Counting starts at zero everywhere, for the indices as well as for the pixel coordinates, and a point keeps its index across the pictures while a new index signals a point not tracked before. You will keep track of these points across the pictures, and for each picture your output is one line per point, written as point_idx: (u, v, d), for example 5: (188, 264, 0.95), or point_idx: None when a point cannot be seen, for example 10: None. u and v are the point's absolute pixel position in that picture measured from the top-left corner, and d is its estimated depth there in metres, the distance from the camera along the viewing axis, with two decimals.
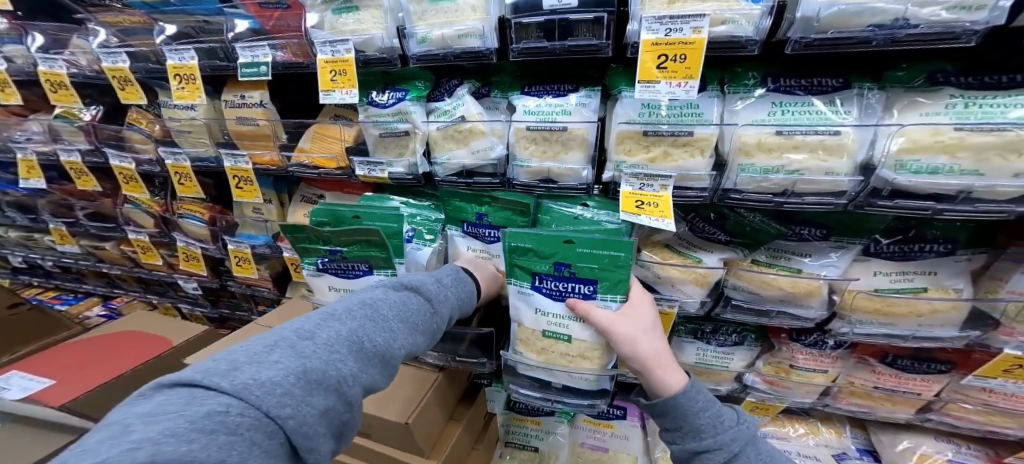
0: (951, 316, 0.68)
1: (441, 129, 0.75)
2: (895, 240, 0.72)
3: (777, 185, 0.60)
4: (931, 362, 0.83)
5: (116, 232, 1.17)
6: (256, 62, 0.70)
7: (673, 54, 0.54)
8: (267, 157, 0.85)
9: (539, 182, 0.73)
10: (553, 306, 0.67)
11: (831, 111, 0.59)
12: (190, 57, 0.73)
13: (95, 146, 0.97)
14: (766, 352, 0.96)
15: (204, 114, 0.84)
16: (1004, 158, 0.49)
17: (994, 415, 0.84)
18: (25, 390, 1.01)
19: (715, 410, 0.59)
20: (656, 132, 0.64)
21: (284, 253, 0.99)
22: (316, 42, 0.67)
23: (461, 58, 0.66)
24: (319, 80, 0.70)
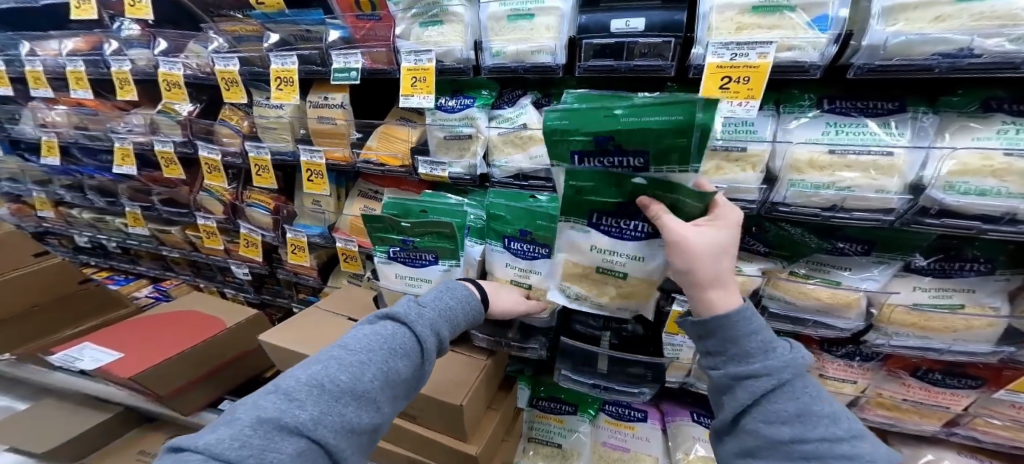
0: (986, 332, 0.71)
1: (502, 135, 0.82)
2: (936, 258, 0.76)
3: (827, 200, 0.64)
4: (963, 377, 0.85)
5: (187, 218, 1.26)
6: (349, 67, 0.78)
7: (736, 76, 0.59)
8: (339, 153, 0.92)
9: None
10: (609, 240, 0.65)
11: (885, 132, 0.63)
12: (292, 62, 0.83)
13: (189, 138, 1.08)
14: None
15: (291, 113, 0.93)
16: None
17: (1019, 431, 0.86)
18: (97, 361, 1.10)
19: (766, 335, 0.52)
20: (710, 147, 0.69)
21: (339, 244, 1.06)
22: (401, 52, 0.74)
23: (530, 72, 0.72)
24: (401, 85, 0.77)
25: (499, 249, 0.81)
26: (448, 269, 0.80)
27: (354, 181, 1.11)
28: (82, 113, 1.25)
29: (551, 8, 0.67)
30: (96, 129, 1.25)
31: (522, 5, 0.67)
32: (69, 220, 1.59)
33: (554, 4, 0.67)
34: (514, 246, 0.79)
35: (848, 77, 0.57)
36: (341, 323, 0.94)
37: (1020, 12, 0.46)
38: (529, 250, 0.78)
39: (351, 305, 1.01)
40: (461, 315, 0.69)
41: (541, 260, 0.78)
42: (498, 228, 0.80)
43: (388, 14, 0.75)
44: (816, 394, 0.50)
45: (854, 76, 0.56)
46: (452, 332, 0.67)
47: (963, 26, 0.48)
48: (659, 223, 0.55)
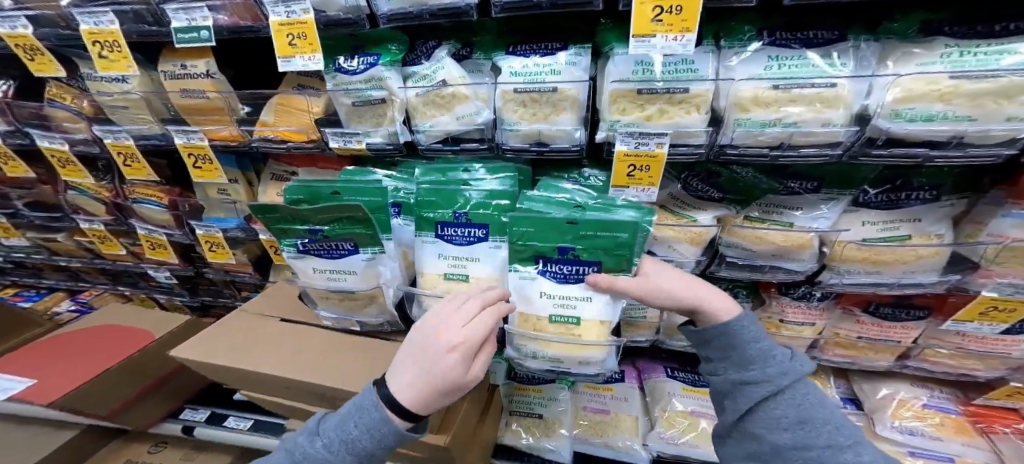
0: (933, 261, 0.70)
1: (419, 95, 0.69)
2: (883, 189, 0.73)
3: (774, 137, 0.58)
4: (911, 308, 0.87)
5: (62, 222, 1.11)
6: (196, 26, 0.63)
7: (668, 5, 0.50)
8: (226, 132, 0.79)
9: (530, 146, 0.71)
10: (554, 285, 0.71)
11: (827, 64, 0.56)
12: (109, 21, 0.67)
13: (15, 126, 0.91)
14: (759, 307, 0.99)
15: (138, 87, 0.77)
16: (998, 103, 0.48)
17: (966, 359, 0.90)
18: (6, 390, 0.98)
19: (767, 345, 0.65)
20: (650, 90, 0.60)
21: (261, 236, 0.94)
22: (264, 2, 0.60)
23: (440, 15, 0.60)
24: (276, 46, 0.63)
25: (432, 240, 0.75)
26: (373, 257, 0.73)
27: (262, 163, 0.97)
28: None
29: None
30: None
31: None
32: None
33: None
34: (448, 232, 0.75)
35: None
36: (274, 324, 0.86)
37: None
38: (465, 234, 0.74)
39: (285, 304, 0.93)
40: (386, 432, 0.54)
41: (480, 244, 0.74)
42: (422, 211, 0.76)
43: None
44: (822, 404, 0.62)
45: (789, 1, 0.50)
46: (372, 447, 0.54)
47: None
48: (615, 288, 0.66)
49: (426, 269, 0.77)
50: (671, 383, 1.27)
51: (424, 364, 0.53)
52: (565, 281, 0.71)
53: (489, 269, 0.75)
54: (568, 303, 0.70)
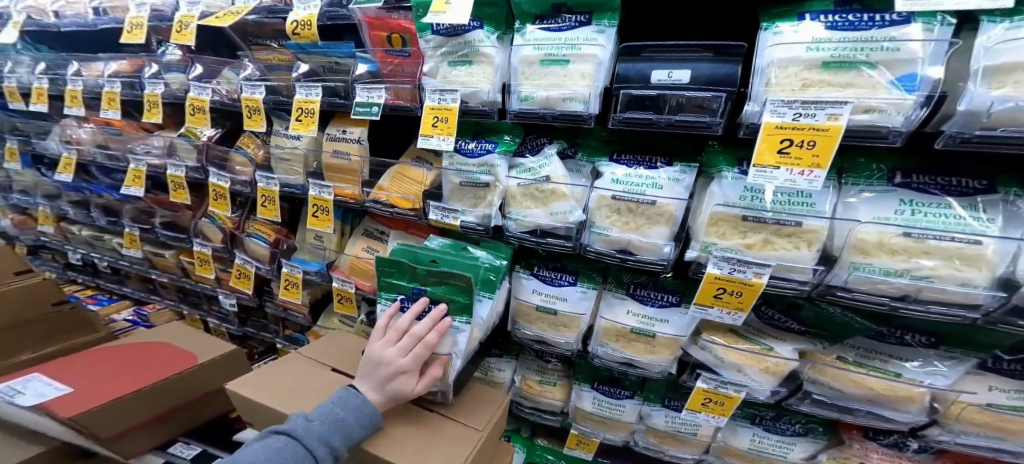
0: None
1: (521, 186, 0.75)
2: (1019, 357, 0.60)
3: (897, 288, 0.53)
4: None
5: (182, 243, 1.23)
6: (371, 102, 0.76)
7: (800, 139, 0.52)
8: (349, 190, 0.87)
9: (615, 252, 0.70)
10: (642, 307, 0.78)
11: (970, 216, 0.51)
12: (316, 93, 0.82)
13: (201, 164, 1.08)
14: (835, 448, 0.81)
15: (307, 145, 0.92)
16: None
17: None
18: (41, 395, 0.95)
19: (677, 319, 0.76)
20: (757, 219, 0.61)
21: (335, 284, 0.98)
22: (426, 90, 0.70)
23: (560, 119, 0.66)
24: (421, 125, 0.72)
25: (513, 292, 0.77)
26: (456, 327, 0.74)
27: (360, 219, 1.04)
28: (106, 132, 1.25)
29: (588, 55, 0.63)
30: (117, 149, 1.25)
31: (557, 50, 0.64)
32: (67, 236, 1.56)
33: (594, 52, 0.62)
34: (543, 273, 0.85)
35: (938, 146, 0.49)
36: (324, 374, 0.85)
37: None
38: (558, 277, 0.84)
39: (340, 355, 0.92)
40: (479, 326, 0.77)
41: (568, 286, 0.83)
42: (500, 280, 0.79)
43: (418, 51, 0.73)
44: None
45: (942, 147, 0.48)
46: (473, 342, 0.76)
47: None
48: None
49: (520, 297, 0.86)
50: None
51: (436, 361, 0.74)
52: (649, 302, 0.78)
53: (579, 308, 0.82)
54: (650, 318, 0.78)
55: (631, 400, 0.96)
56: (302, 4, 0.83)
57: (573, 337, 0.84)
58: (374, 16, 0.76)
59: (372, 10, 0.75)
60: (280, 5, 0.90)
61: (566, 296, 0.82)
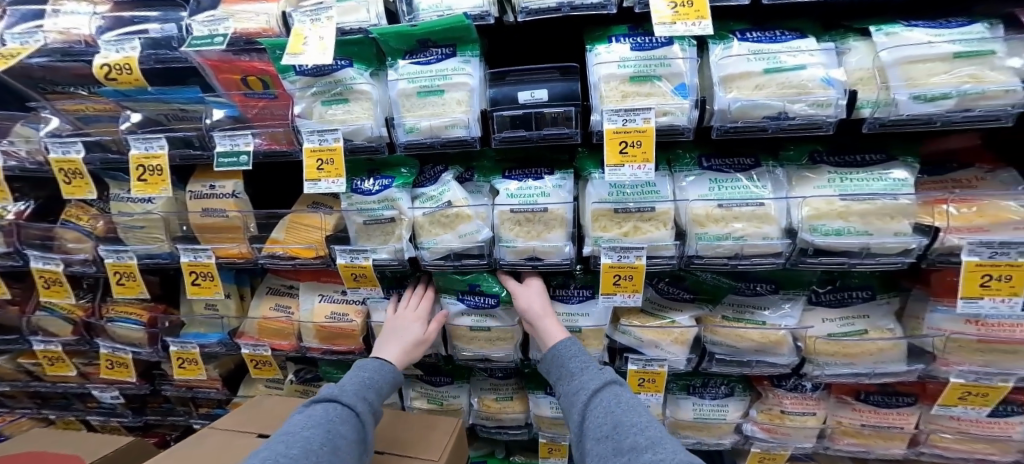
0: (893, 354, 0.73)
1: (426, 215, 0.79)
2: (829, 289, 0.80)
3: (729, 249, 0.69)
4: (899, 395, 0.85)
5: (18, 344, 1.10)
6: (237, 151, 0.74)
7: (631, 141, 0.66)
8: (235, 249, 0.85)
9: (524, 260, 0.79)
10: (563, 306, 0.88)
11: (754, 184, 0.70)
12: (160, 146, 0.78)
13: (13, 248, 0.96)
14: (756, 400, 0.94)
15: (163, 207, 0.86)
16: (883, 221, 0.61)
17: (975, 443, 0.85)
18: None
19: (583, 360, 0.71)
20: (624, 210, 0.74)
21: (245, 351, 0.99)
22: (303, 132, 0.69)
23: (447, 145, 0.71)
24: (305, 171, 0.70)
25: (454, 301, 0.91)
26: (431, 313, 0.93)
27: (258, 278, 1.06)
28: None
29: (459, 83, 0.68)
30: None
31: (431, 82, 0.68)
32: None
33: (464, 80, 0.68)
34: (468, 295, 0.91)
35: (711, 136, 0.64)
36: (248, 440, 0.82)
37: (807, 82, 0.56)
38: (482, 296, 0.90)
39: (261, 421, 0.89)
40: (382, 383, 0.76)
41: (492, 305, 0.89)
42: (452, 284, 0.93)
43: (284, 93, 0.74)
44: (637, 411, 0.58)
45: (717, 136, 0.63)
46: (376, 399, 0.74)
47: (774, 95, 0.56)
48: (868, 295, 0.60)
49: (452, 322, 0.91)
50: None
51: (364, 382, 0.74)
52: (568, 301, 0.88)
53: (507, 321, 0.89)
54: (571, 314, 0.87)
55: None
56: (113, 45, 0.73)
57: (509, 346, 0.92)
58: (219, 60, 0.70)
59: (214, 53, 0.68)
60: (77, 46, 0.76)
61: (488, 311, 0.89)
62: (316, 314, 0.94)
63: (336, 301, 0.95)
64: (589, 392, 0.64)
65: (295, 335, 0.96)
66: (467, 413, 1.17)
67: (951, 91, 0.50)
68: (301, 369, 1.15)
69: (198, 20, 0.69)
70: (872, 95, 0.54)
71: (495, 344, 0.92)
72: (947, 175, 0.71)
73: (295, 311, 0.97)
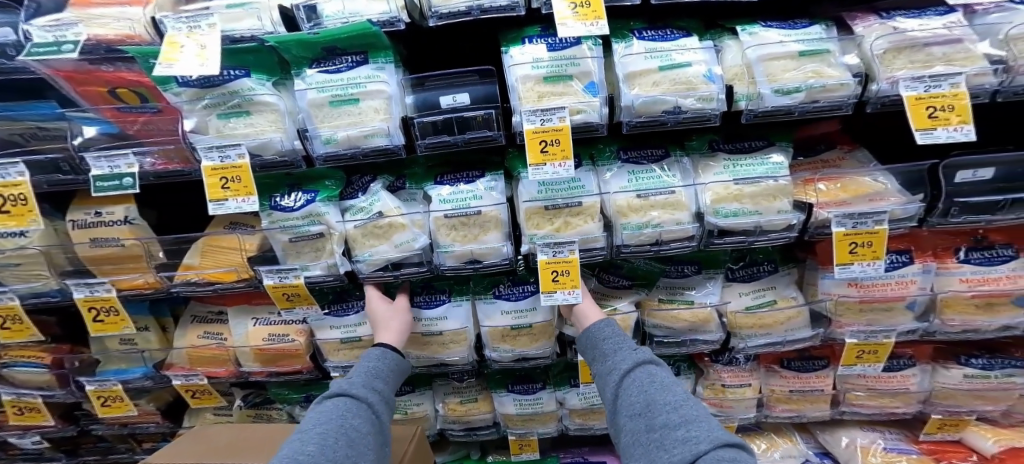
0: (798, 320, 0.81)
1: (359, 228, 0.76)
2: (742, 265, 0.87)
3: (650, 236, 0.74)
4: (813, 359, 0.93)
5: None
6: (120, 173, 0.68)
7: (549, 139, 0.68)
8: (141, 279, 0.79)
9: (465, 263, 0.78)
10: (514, 304, 0.88)
11: (666, 174, 0.76)
12: (20, 172, 0.70)
13: None
14: (700, 377, 0.98)
15: (38, 241, 0.77)
16: (769, 200, 0.70)
17: (882, 398, 0.93)
18: None
19: (621, 341, 0.70)
20: (554, 206, 0.76)
21: (177, 383, 0.93)
22: (199, 149, 0.65)
23: (370, 155, 0.68)
24: (207, 191, 0.67)
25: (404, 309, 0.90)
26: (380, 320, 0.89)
27: (182, 306, 0.99)
28: None
29: (374, 91, 0.66)
30: None
31: (344, 90, 0.65)
32: None
33: (379, 87, 0.66)
34: (418, 300, 0.90)
35: (623, 131, 0.70)
36: None
37: (693, 78, 0.64)
38: (433, 299, 0.89)
39: (197, 448, 0.84)
40: (388, 371, 0.72)
41: (443, 304, 0.89)
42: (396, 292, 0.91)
43: (170, 106, 0.67)
44: (671, 390, 0.57)
45: (628, 130, 0.70)
46: (387, 387, 0.70)
47: (668, 91, 0.64)
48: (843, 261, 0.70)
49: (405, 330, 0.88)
50: None
51: (374, 371, 0.70)
52: (517, 296, 0.88)
53: (459, 322, 0.88)
54: (522, 312, 0.88)
55: (545, 390, 1.09)
56: None
57: (463, 349, 0.90)
58: (74, 71, 0.66)
59: (65, 60, 0.61)
60: None
61: (447, 315, 0.88)
62: (250, 338, 0.89)
63: (270, 323, 0.90)
64: (621, 372, 0.63)
65: (232, 361, 0.91)
66: (435, 419, 1.16)
67: (800, 85, 0.60)
68: (249, 394, 1.08)
69: (39, 25, 0.62)
70: (745, 89, 0.64)
71: (448, 349, 0.90)
72: (817, 158, 0.80)
73: (228, 337, 0.92)
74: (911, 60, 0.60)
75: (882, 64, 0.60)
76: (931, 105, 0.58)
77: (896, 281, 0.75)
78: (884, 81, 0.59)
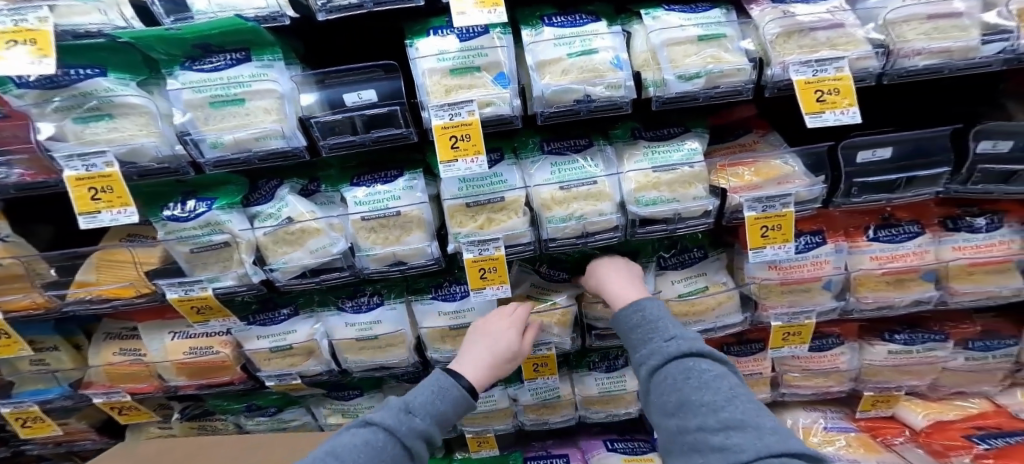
0: (728, 305, 0.82)
1: (268, 234, 0.71)
2: (673, 253, 0.86)
3: (575, 229, 0.72)
4: (751, 343, 0.94)
5: None
6: None
7: (459, 134, 0.65)
8: (26, 300, 0.74)
9: (389, 266, 0.75)
10: (451, 306, 0.83)
11: (589, 165, 0.74)
12: None
13: None
14: None
15: None
16: (685, 187, 0.70)
17: (817, 378, 0.95)
18: None
19: (707, 373, 0.58)
20: (476, 202, 0.73)
21: (97, 401, 0.86)
22: (58, 157, 0.60)
23: (267, 157, 0.65)
24: (74, 202, 0.63)
25: (334, 312, 0.84)
26: (311, 327, 0.83)
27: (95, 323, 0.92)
28: None
29: (263, 91, 0.62)
30: None
31: (226, 90, 0.61)
32: None
33: (268, 87, 0.62)
34: (349, 304, 0.84)
35: (539, 122, 0.69)
36: None
37: (600, 65, 0.63)
38: (366, 302, 0.84)
39: None
40: (448, 404, 0.68)
41: (376, 307, 0.83)
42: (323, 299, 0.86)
43: (15, 111, 0.61)
44: (712, 387, 0.57)
45: (543, 121, 0.68)
46: (439, 416, 0.67)
47: (576, 80, 0.62)
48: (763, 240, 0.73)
49: (337, 334, 0.83)
50: (613, 456, 1.08)
51: (440, 395, 0.68)
52: (454, 296, 0.84)
53: (393, 325, 0.83)
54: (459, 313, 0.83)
55: (496, 388, 1.03)
56: None
57: (402, 351, 0.85)
58: None
59: None
60: None
61: (377, 325, 0.83)
62: (170, 352, 0.83)
63: (190, 336, 0.84)
64: (653, 366, 0.62)
65: (156, 375, 0.85)
66: None
67: (699, 71, 0.62)
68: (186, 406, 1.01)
69: None
70: (653, 75, 0.64)
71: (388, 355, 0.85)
72: (733, 142, 0.82)
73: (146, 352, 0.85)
74: (799, 44, 0.64)
75: (775, 49, 0.64)
76: (819, 88, 0.62)
77: (812, 261, 0.78)
78: (777, 65, 0.62)
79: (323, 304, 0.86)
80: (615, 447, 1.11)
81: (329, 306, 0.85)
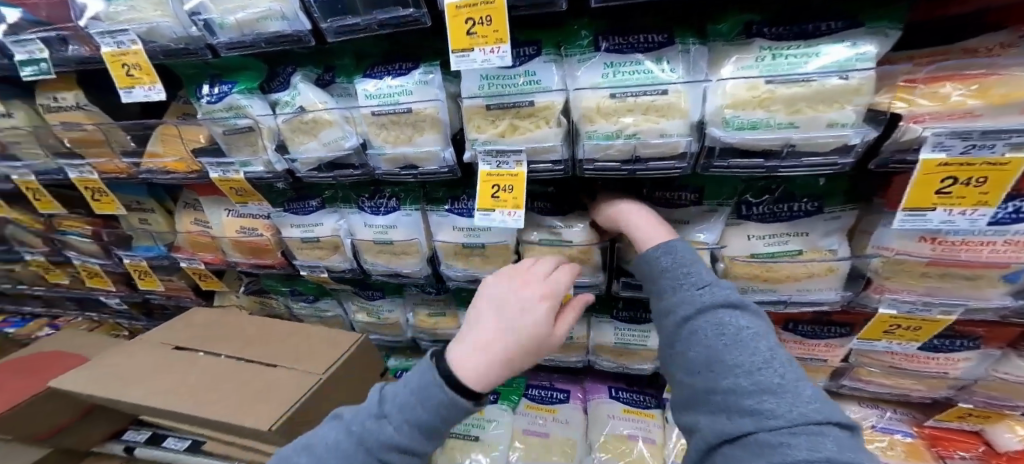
0: (826, 279, 0.61)
1: (286, 122, 0.67)
2: (765, 200, 0.63)
3: (623, 151, 0.53)
4: (832, 325, 0.75)
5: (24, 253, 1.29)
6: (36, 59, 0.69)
7: (478, 17, 0.48)
8: (111, 164, 0.85)
9: (401, 170, 0.67)
10: (466, 221, 0.75)
11: (659, 68, 0.52)
12: None
13: None
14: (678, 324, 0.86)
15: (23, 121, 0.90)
16: (815, 109, 0.46)
17: (899, 378, 0.78)
18: None
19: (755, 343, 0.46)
20: (499, 104, 0.57)
21: (184, 263, 1.03)
22: (93, 33, 0.61)
23: (276, 44, 0.56)
24: (114, 76, 0.65)
25: (355, 211, 0.84)
26: (336, 226, 0.86)
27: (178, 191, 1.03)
28: None
29: None
30: None
31: None
32: None
33: None
34: (367, 204, 0.83)
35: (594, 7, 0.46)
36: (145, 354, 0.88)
37: None
38: (381, 204, 0.81)
39: (190, 332, 0.94)
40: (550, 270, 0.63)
41: (392, 213, 0.80)
42: (346, 196, 0.85)
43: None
44: (747, 347, 0.46)
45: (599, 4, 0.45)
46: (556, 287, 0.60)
47: None
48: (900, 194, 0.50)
49: (359, 234, 0.84)
50: (613, 404, 1.04)
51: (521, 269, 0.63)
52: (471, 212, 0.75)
53: (409, 230, 0.80)
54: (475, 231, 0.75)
55: None
56: None
57: (416, 262, 0.82)
58: None
59: None
60: None
61: (393, 227, 0.81)
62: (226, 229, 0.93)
63: (239, 216, 0.92)
64: (680, 318, 0.51)
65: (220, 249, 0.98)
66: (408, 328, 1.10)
67: None
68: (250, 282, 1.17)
69: None
70: None
71: (400, 262, 0.83)
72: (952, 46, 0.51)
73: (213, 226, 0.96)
74: None
75: None
76: None
77: (1004, 240, 0.51)
78: None
79: (345, 201, 0.84)
80: (619, 396, 1.06)
81: (350, 205, 0.84)
